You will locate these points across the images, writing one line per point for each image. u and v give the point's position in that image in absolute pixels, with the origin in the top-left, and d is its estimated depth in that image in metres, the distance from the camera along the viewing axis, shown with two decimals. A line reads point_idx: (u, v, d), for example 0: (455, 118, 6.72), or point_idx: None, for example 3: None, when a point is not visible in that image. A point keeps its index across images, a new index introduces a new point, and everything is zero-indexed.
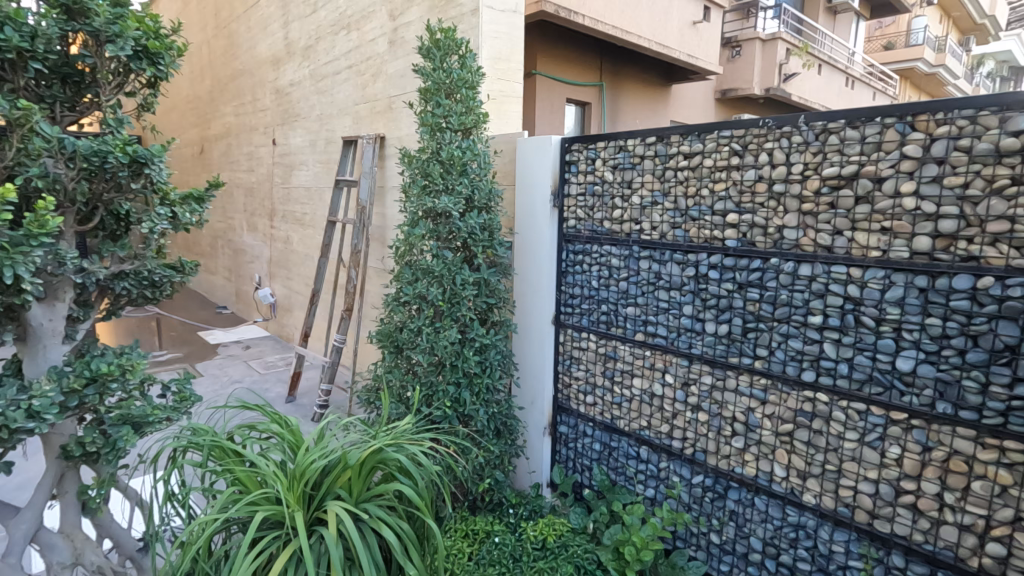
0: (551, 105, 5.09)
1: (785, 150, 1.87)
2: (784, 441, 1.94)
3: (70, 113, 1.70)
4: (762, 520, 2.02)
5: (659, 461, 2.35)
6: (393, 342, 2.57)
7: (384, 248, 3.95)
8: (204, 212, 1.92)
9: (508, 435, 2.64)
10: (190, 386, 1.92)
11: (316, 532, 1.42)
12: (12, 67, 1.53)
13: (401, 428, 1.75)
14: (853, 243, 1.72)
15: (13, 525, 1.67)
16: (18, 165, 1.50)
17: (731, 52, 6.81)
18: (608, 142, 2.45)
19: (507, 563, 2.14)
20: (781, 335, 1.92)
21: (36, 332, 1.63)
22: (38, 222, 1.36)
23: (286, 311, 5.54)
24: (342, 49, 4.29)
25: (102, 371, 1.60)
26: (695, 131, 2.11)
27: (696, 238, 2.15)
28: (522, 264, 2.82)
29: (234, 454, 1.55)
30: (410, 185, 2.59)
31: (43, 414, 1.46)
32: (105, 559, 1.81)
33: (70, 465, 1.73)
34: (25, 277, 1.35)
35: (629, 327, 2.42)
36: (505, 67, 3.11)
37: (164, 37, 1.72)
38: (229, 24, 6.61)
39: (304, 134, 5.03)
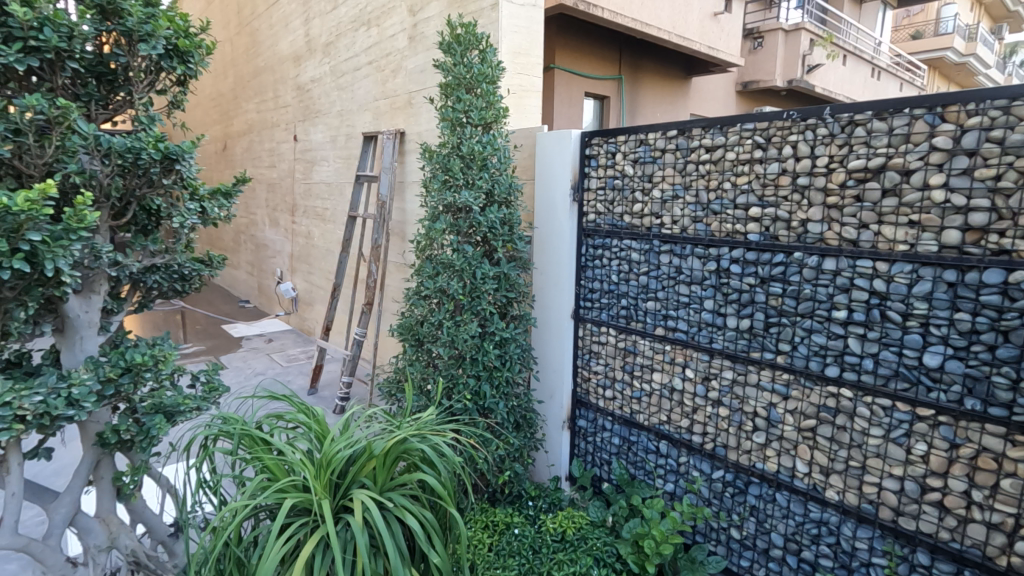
0: (569, 98, 5.08)
1: (810, 142, 1.84)
2: (807, 437, 1.92)
3: (104, 111, 1.74)
4: (783, 516, 2.01)
5: (678, 456, 2.35)
6: (414, 335, 2.61)
7: (403, 243, 3.99)
8: (231, 207, 1.99)
9: (527, 428, 2.66)
10: (218, 377, 1.97)
11: (343, 520, 1.45)
12: (50, 67, 1.58)
13: (425, 419, 1.78)
14: (879, 236, 1.70)
15: (53, 509, 1.73)
16: (56, 162, 1.55)
17: (753, 44, 6.70)
18: (628, 136, 2.45)
19: (527, 555, 2.16)
20: (804, 330, 1.90)
21: (74, 323, 1.68)
22: (77, 217, 1.40)
23: (307, 305, 5.63)
24: (362, 45, 4.32)
25: (136, 361, 1.65)
26: (717, 123, 2.10)
27: (717, 232, 2.13)
28: (542, 259, 2.83)
29: (262, 442, 1.59)
30: (430, 180, 2.61)
31: (82, 401, 1.51)
32: (138, 543, 1.87)
33: (105, 452, 1.78)
34: (65, 269, 1.40)
35: (649, 322, 2.42)
36: (525, 62, 3.11)
37: (194, 36, 1.76)
38: (251, 22, 6.70)
39: (325, 129, 5.09)
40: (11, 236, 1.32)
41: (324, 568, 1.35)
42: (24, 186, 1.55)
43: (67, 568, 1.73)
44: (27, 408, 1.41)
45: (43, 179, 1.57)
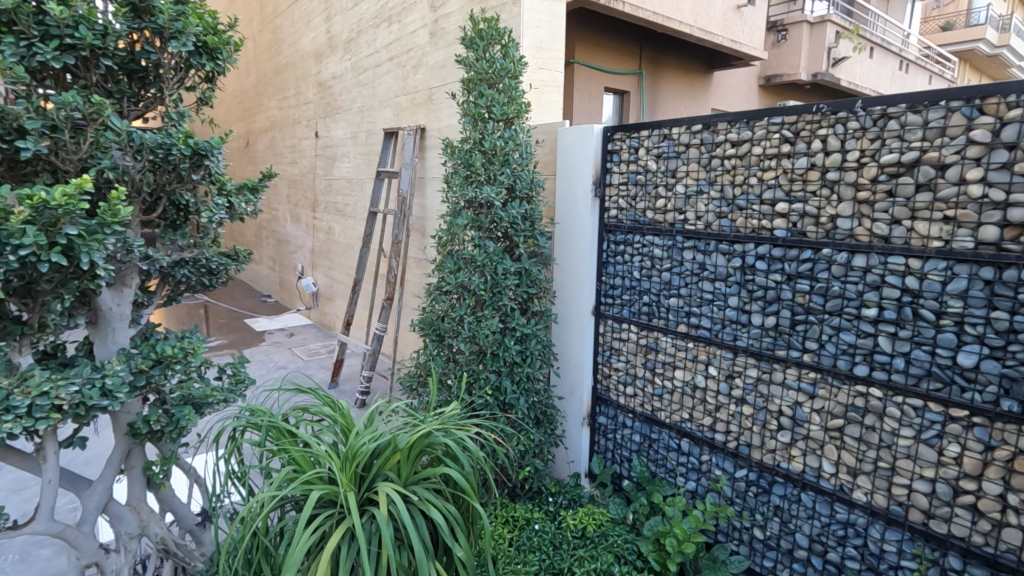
0: (588, 93, 5.04)
1: (840, 136, 1.80)
2: (834, 437, 1.89)
3: (135, 108, 1.77)
4: (808, 517, 1.98)
5: (700, 454, 2.33)
6: (435, 330, 2.62)
7: (424, 239, 4.01)
8: (257, 202, 2.01)
9: (547, 424, 2.65)
10: (244, 369, 2.00)
11: (368, 512, 1.47)
12: (85, 64, 1.61)
13: (448, 414, 1.78)
14: (912, 232, 1.66)
15: (86, 497, 1.76)
16: (91, 158, 1.58)
17: (777, 36, 6.56)
18: (651, 131, 2.42)
19: (547, 550, 2.17)
20: (832, 328, 1.86)
21: (107, 316, 1.72)
22: (111, 212, 1.43)
23: (327, 300, 5.70)
24: (383, 41, 4.34)
25: (167, 353, 1.69)
26: (744, 117, 2.06)
27: (743, 228, 2.10)
28: (562, 254, 2.82)
29: (289, 435, 1.61)
30: (452, 176, 2.61)
31: (115, 392, 1.55)
32: (167, 532, 1.92)
33: (136, 442, 1.82)
34: (100, 262, 1.43)
35: (671, 319, 2.40)
36: (546, 56, 3.09)
37: (222, 33, 1.78)
38: (273, 19, 6.77)
39: (346, 126, 5.14)
40: (49, 230, 1.35)
41: (350, 560, 1.36)
42: (60, 181, 1.58)
43: (100, 554, 1.78)
44: (64, 398, 1.44)
45: (78, 174, 1.60)
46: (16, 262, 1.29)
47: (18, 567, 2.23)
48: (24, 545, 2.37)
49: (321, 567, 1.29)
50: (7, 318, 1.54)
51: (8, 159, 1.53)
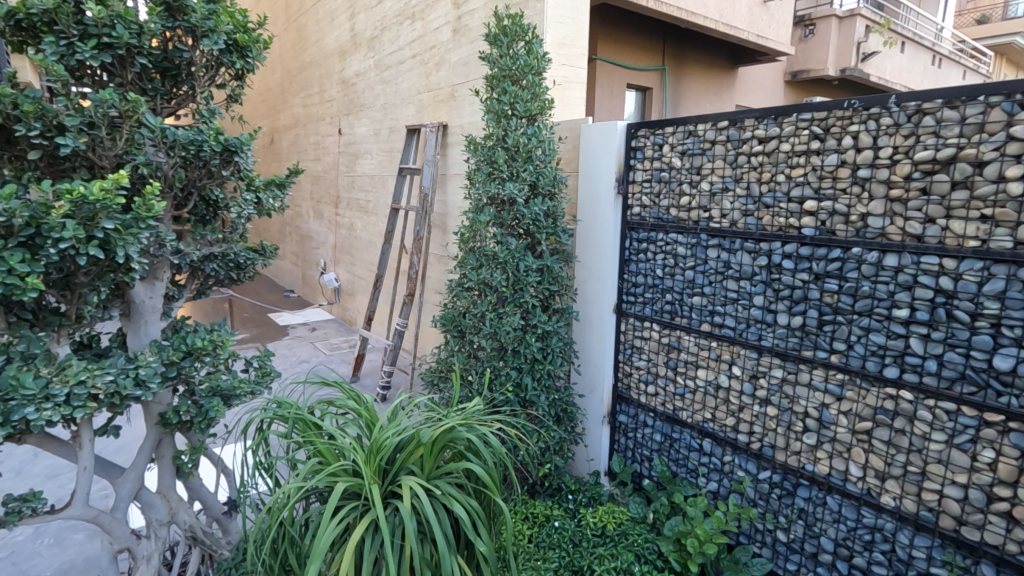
0: (610, 90, 5.01)
1: (872, 132, 1.76)
2: (861, 440, 1.85)
3: (168, 105, 1.80)
4: (834, 520, 1.95)
5: (722, 455, 2.30)
6: (456, 326, 2.64)
7: (445, 235, 4.03)
8: (285, 198, 2.04)
9: (568, 421, 2.65)
10: (270, 362, 2.03)
11: (392, 505, 1.48)
12: (121, 63, 1.64)
13: (471, 409, 1.79)
14: (946, 231, 1.61)
15: (119, 483, 1.81)
16: (126, 154, 1.61)
17: (804, 31, 6.43)
18: (676, 128, 2.39)
19: (567, 547, 2.18)
20: (861, 328, 1.82)
21: (139, 308, 1.77)
22: (146, 207, 1.46)
23: (349, 295, 5.77)
24: (406, 38, 4.37)
25: (197, 345, 1.74)
26: (771, 114, 2.03)
27: (769, 226, 2.07)
28: (584, 252, 2.81)
29: (314, 427, 1.63)
30: (475, 173, 2.62)
31: (148, 382, 1.59)
32: (195, 520, 1.97)
33: (167, 432, 1.86)
34: (134, 256, 1.46)
35: (694, 318, 2.38)
36: (570, 53, 3.08)
37: (252, 31, 1.81)
38: (298, 18, 6.85)
39: (368, 124, 5.18)
40: (87, 223, 1.38)
41: (374, 551, 1.37)
42: (97, 177, 1.63)
43: (132, 539, 1.84)
44: (100, 387, 1.48)
45: (114, 170, 1.64)
46: (55, 255, 1.33)
47: (54, 551, 2.31)
48: (59, 530, 2.45)
49: (346, 557, 1.30)
50: (46, 309, 1.59)
51: (47, 155, 1.57)
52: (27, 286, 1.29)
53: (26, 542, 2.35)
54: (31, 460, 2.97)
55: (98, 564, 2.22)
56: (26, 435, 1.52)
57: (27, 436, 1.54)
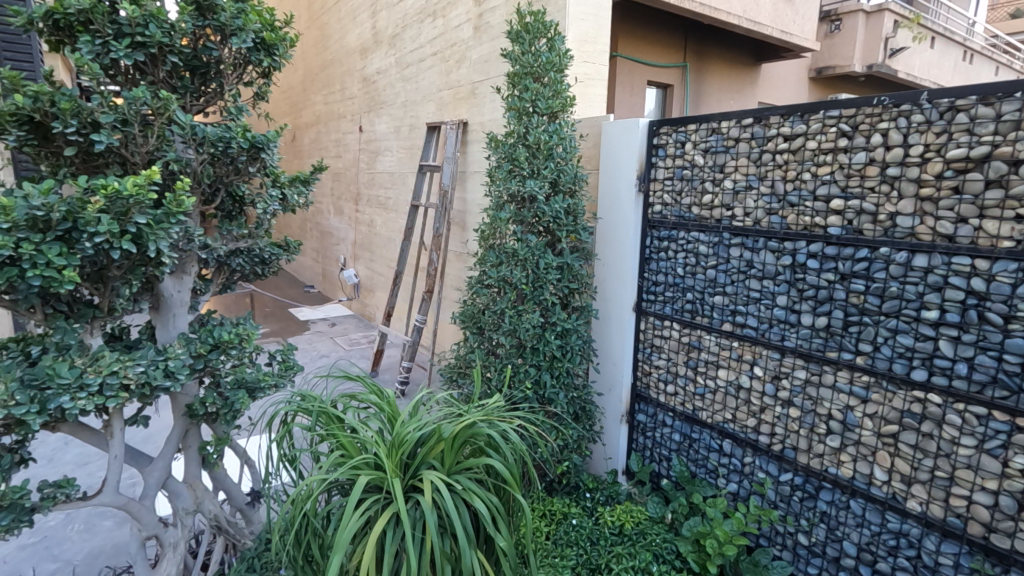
0: (630, 88, 4.98)
1: (902, 130, 1.73)
2: (887, 444, 1.81)
3: (197, 103, 1.83)
4: (857, 524, 1.92)
5: (743, 456, 2.28)
6: (476, 323, 2.65)
7: (464, 233, 4.04)
8: (309, 194, 2.06)
9: (586, 420, 2.65)
10: (293, 356, 2.06)
11: (413, 499, 1.49)
12: (152, 61, 1.68)
13: (492, 405, 1.79)
14: (979, 231, 1.57)
15: (148, 472, 1.86)
16: (157, 150, 1.65)
17: (830, 27, 6.30)
18: (699, 125, 2.37)
19: (585, 545, 2.19)
20: (888, 330, 1.79)
21: (168, 302, 1.81)
22: (177, 202, 1.50)
23: (368, 291, 5.83)
24: (427, 36, 4.39)
25: (223, 338, 1.77)
26: (798, 111, 1.99)
27: (794, 225, 2.04)
28: (604, 250, 2.79)
29: (337, 420, 1.66)
30: (496, 170, 2.62)
31: (177, 373, 1.63)
32: (219, 509, 2.02)
33: (193, 422, 1.90)
34: (165, 250, 1.50)
35: (715, 317, 2.35)
36: (591, 49, 3.06)
37: (279, 29, 1.84)
38: (321, 16, 6.92)
39: (389, 121, 5.22)
40: (120, 218, 1.42)
41: (395, 545, 1.39)
42: (129, 173, 1.67)
43: (160, 527, 1.88)
44: (132, 377, 1.52)
45: (146, 166, 1.68)
46: (91, 249, 1.37)
47: (84, 537, 2.38)
48: (89, 516, 2.53)
49: (368, 549, 1.32)
50: (80, 301, 1.63)
51: (82, 152, 1.62)
52: (63, 279, 1.34)
53: (58, 527, 2.43)
54: (63, 448, 3.06)
55: (127, 550, 2.29)
56: (60, 424, 1.57)
57: (61, 425, 1.58)
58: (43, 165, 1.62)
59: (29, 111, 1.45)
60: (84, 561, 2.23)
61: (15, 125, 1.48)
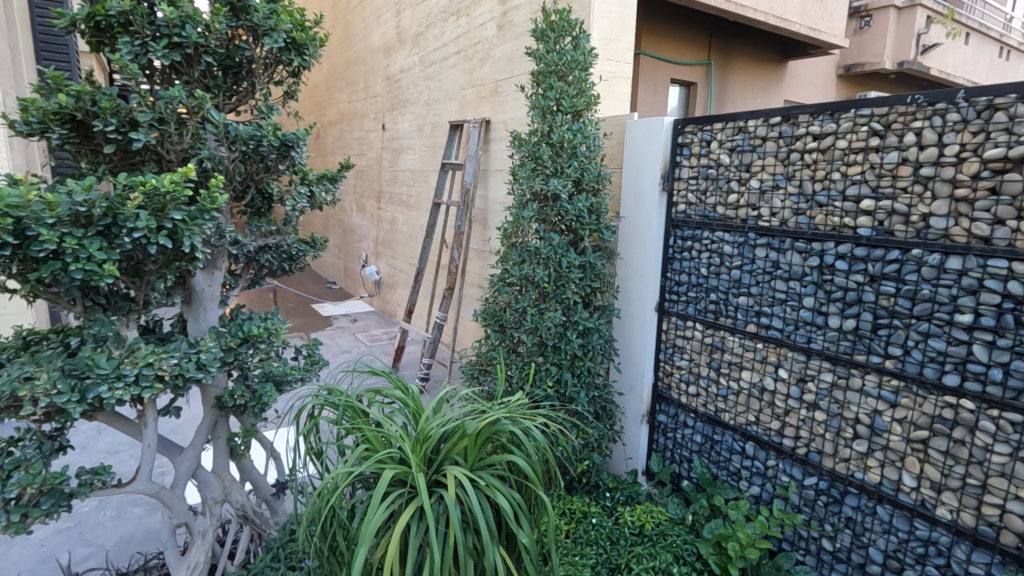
0: (653, 86, 4.94)
1: (937, 129, 1.69)
2: (917, 449, 1.78)
3: (229, 102, 1.87)
4: (884, 531, 1.88)
5: (766, 459, 2.25)
6: (498, 321, 2.67)
7: (486, 230, 4.06)
8: (336, 191, 2.09)
9: (607, 419, 2.65)
10: (319, 351, 2.10)
11: (437, 493, 1.51)
12: (188, 61, 1.72)
13: (516, 403, 1.80)
14: (1017, 234, 1.53)
15: (178, 462, 1.91)
16: (191, 149, 1.69)
17: (859, 23, 6.16)
18: (725, 123, 2.35)
19: (604, 545, 2.19)
20: (919, 333, 1.75)
21: (200, 296, 1.85)
22: (210, 199, 1.53)
23: (389, 288, 5.89)
24: (451, 35, 4.41)
25: (253, 332, 1.82)
26: (828, 109, 1.96)
27: (822, 225, 2.00)
28: (627, 249, 2.78)
29: (362, 414, 1.68)
30: (519, 168, 2.63)
31: (209, 366, 1.67)
32: (246, 499, 2.07)
33: (222, 414, 1.95)
34: (198, 246, 1.53)
35: (739, 318, 2.33)
36: (616, 47, 3.05)
37: (309, 29, 1.87)
38: (345, 15, 7.00)
39: (412, 119, 5.26)
40: (158, 214, 1.46)
41: (419, 538, 1.41)
42: (164, 170, 1.71)
43: (189, 515, 1.93)
44: (166, 369, 1.56)
45: (180, 164, 1.72)
46: (129, 244, 1.41)
47: (116, 523, 2.45)
48: (121, 502, 2.61)
49: (392, 541, 1.34)
50: (117, 295, 1.68)
51: (120, 150, 1.67)
52: (103, 273, 1.38)
53: (91, 513, 2.51)
54: (96, 436, 3.16)
55: (157, 537, 2.35)
56: (97, 413, 1.62)
57: (97, 414, 1.63)
58: (83, 162, 1.68)
59: (71, 110, 1.50)
60: (117, 546, 2.30)
61: (58, 123, 1.53)
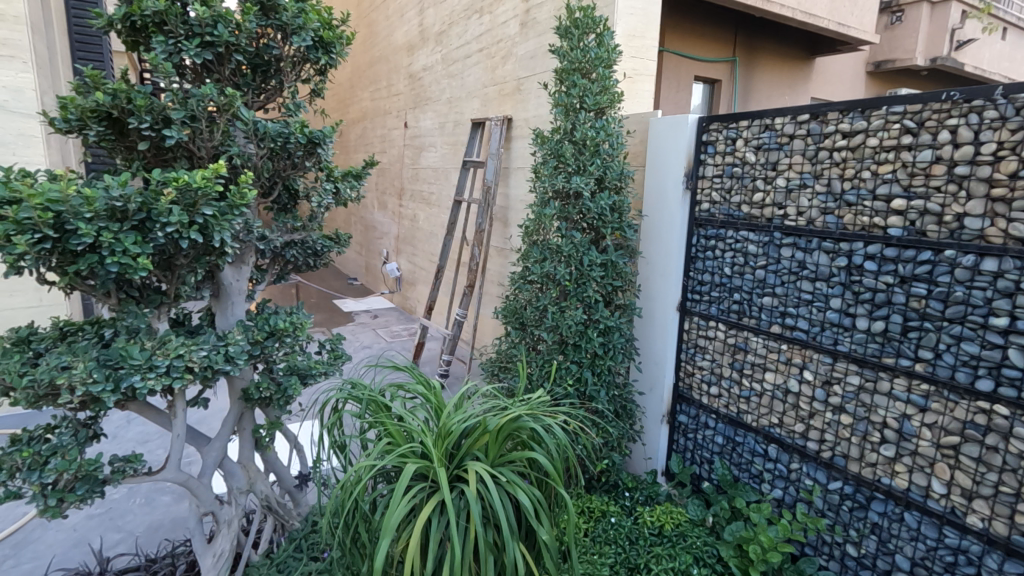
0: (676, 83, 4.89)
1: (973, 127, 1.64)
2: (947, 455, 1.73)
3: (258, 99, 1.90)
4: (911, 538, 1.84)
5: (789, 462, 2.22)
6: (518, 318, 2.69)
7: (506, 228, 4.06)
8: (361, 188, 2.11)
9: (627, 418, 2.64)
10: (342, 346, 2.13)
11: (458, 488, 1.52)
12: (219, 60, 1.76)
13: (537, 399, 1.80)
14: None
15: (206, 452, 1.95)
16: (222, 145, 1.73)
17: (891, 18, 6.02)
18: (751, 121, 2.31)
19: (624, 544, 2.19)
20: (951, 337, 1.71)
21: (228, 290, 1.89)
22: (240, 195, 1.57)
23: (410, 285, 5.94)
24: (474, 33, 4.42)
25: (279, 326, 1.86)
26: (858, 106, 1.92)
27: (850, 225, 1.96)
28: (649, 247, 2.76)
29: (384, 409, 1.71)
30: (541, 166, 2.62)
31: (236, 358, 1.70)
32: (270, 490, 2.10)
33: (247, 406, 1.99)
34: (228, 241, 1.57)
35: (764, 318, 2.30)
36: (640, 44, 3.02)
37: (336, 28, 1.89)
38: (369, 14, 7.06)
39: (434, 117, 5.28)
40: (189, 209, 1.50)
41: (439, 533, 1.42)
42: (195, 167, 1.75)
43: (215, 504, 1.98)
44: (196, 361, 1.60)
45: (211, 161, 1.76)
46: (163, 238, 1.45)
47: (145, 510, 2.52)
48: (150, 490, 2.68)
49: (414, 534, 1.35)
50: (150, 288, 1.72)
51: (154, 146, 1.71)
52: (138, 266, 1.42)
53: (122, 500, 2.59)
54: (126, 426, 3.25)
55: (184, 525, 2.41)
56: (129, 402, 1.66)
57: (129, 403, 1.68)
58: (118, 159, 1.72)
59: (108, 108, 1.54)
60: (146, 533, 2.37)
61: (96, 121, 1.58)
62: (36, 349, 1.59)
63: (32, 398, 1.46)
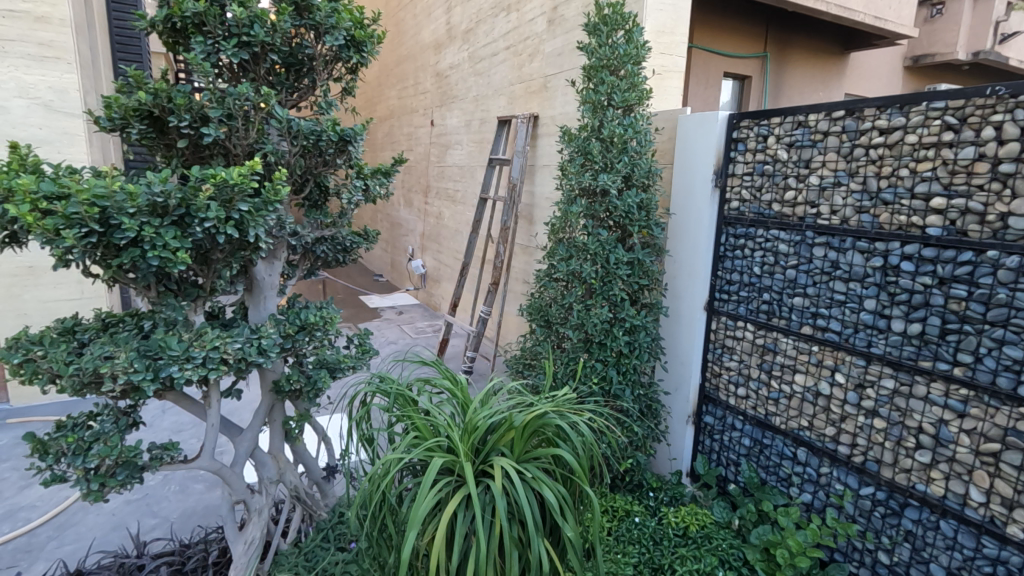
0: (705, 79, 4.83)
1: (1020, 122, 1.58)
2: (986, 463, 1.68)
3: (292, 97, 1.94)
4: (947, 547, 1.78)
5: (819, 466, 2.18)
6: (544, 316, 2.70)
7: (532, 226, 4.07)
8: (390, 184, 2.14)
9: (651, 418, 2.62)
10: (369, 340, 2.16)
11: (484, 483, 1.53)
12: (254, 59, 1.80)
13: (562, 397, 1.80)
14: None
15: (238, 442, 2.00)
16: (257, 143, 1.77)
17: (931, 11, 5.82)
18: (784, 118, 2.27)
19: (648, 544, 2.18)
20: (993, 340, 1.65)
21: (261, 285, 1.94)
22: (274, 191, 1.61)
23: (434, 282, 5.99)
24: (501, 30, 4.42)
25: (310, 320, 1.89)
26: (897, 102, 1.87)
27: (887, 224, 1.91)
28: (676, 246, 2.73)
29: (412, 403, 1.73)
30: (568, 163, 2.62)
31: (269, 351, 1.74)
32: (299, 481, 2.15)
33: (278, 398, 2.03)
34: (262, 236, 1.60)
35: (794, 319, 2.25)
36: (669, 41, 2.99)
37: (367, 27, 1.91)
38: (397, 12, 7.13)
39: (460, 115, 5.31)
40: (226, 205, 1.54)
41: (465, 527, 1.43)
42: (231, 164, 1.80)
43: (247, 493, 2.03)
44: (230, 353, 1.65)
45: (246, 158, 1.80)
46: (200, 233, 1.49)
47: (179, 497, 2.60)
48: (183, 478, 2.76)
49: (440, 527, 1.37)
50: (187, 282, 1.78)
51: (192, 144, 1.76)
52: (177, 260, 1.47)
53: (158, 487, 2.68)
54: (162, 415, 3.36)
55: (216, 513, 2.49)
56: (167, 392, 1.72)
57: (167, 393, 1.73)
58: (159, 156, 1.78)
59: (150, 107, 1.59)
60: (180, 519, 2.44)
61: (138, 119, 1.63)
62: (81, 339, 1.66)
63: (77, 386, 1.52)
